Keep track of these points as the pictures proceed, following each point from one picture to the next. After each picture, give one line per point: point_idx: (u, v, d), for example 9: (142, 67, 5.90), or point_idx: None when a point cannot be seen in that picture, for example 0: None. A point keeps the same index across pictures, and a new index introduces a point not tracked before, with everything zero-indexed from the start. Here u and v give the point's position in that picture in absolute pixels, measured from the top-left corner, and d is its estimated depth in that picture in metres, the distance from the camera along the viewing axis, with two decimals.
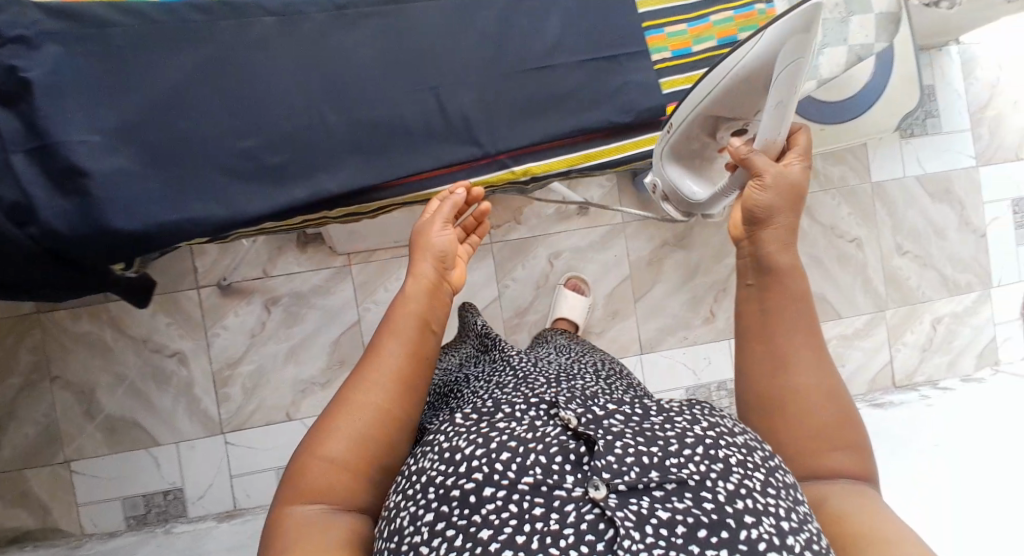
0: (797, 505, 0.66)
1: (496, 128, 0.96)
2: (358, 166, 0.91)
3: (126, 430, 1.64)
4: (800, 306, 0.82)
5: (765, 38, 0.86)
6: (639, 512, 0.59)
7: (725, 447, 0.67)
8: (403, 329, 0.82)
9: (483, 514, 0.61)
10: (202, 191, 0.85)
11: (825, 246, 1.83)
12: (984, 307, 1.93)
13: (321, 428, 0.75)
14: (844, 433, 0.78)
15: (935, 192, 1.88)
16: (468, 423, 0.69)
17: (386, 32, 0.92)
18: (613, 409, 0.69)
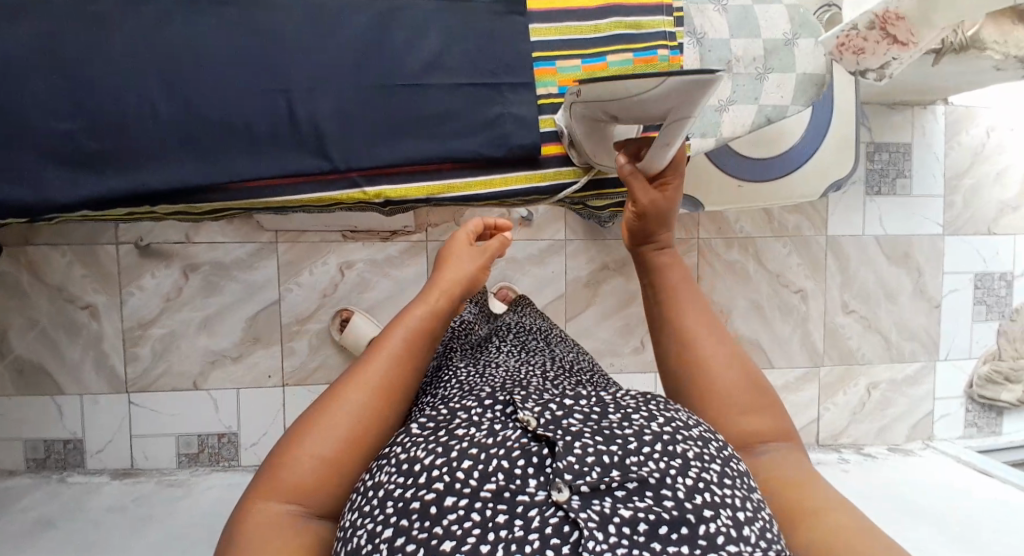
0: (755, 493, 0.58)
1: (350, 142, 0.81)
2: (188, 164, 0.77)
3: (33, 374, 1.63)
4: (691, 288, 0.78)
5: (666, 82, 0.69)
6: (602, 513, 0.51)
7: (681, 441, 0.58)
8: (415, 342, 0.70)
9: (444, 525, 0.50)
10: (7, 170, 0.73)
11: (768, 294, 1.77)
12: (926, 379, 1.86)
13: (308, 426, 0.64)
14: (758, 396, 0.71)
15: (893, 255, 1.82)
16: (425, 432, 0.59)
17: (241, 20, 0.78)
18: (572, 407, 0.60)
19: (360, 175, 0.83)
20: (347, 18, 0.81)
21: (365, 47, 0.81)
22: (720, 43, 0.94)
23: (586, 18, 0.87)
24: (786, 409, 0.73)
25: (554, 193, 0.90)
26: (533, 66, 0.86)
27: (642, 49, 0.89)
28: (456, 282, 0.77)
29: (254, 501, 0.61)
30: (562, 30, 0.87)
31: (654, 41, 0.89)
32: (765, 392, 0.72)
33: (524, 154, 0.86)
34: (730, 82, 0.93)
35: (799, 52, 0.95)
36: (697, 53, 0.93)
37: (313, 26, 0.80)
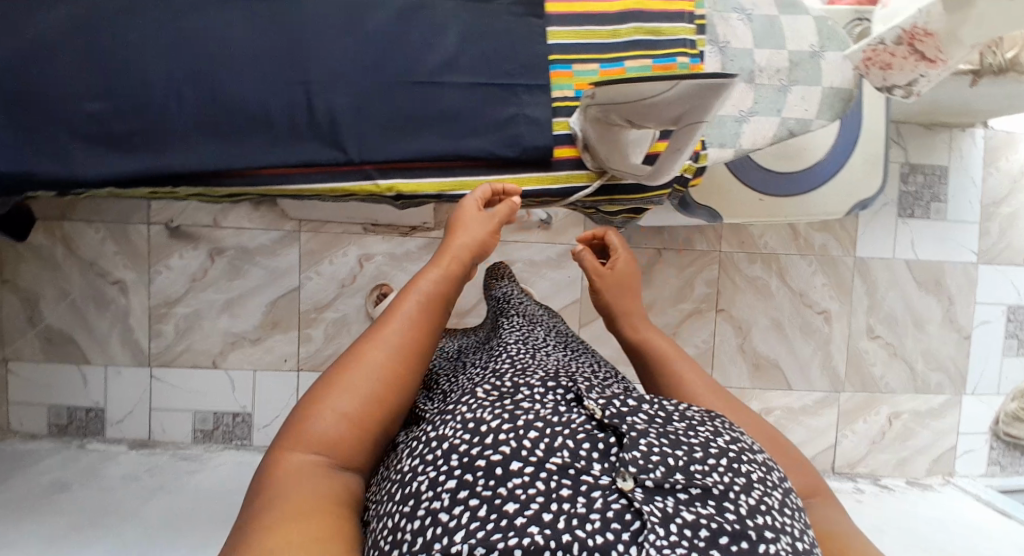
0: (810, 531, 0.57)
1: (365, 137, 0.83)
2: (213, 150, 0.80)
3: (62, 343, 1.70)
4: (686, 358, 0.84)
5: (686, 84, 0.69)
6: (664, 510, 0.51)
7: (747, 462, 0.58)
8: (427, 305, 0.70)
9: (508, 487, 0.52)
10: (45, 146, 0.77)
11: (791, 313, 1.73)
12: (951, 412, 1.81)
13: (333, 382, 0.63)
14: (777, 446, 0.75)
15: (923, 282, 1.76)
16: (490, 397, 0.61)
17: (269, 13, 0.80)
18: (638, 406, 0.61)
19: (374, 168, 0.84)
20: (371, 14, 0.83)
21: (390, 44, 0.83)
22: (744, 53, 0.90)
23: (603, 22, 0.86)
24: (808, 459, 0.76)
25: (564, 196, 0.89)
26: (549, 69, 0.85)
27: (661, 55, 0.86)
28: (464, 247, 0.77)
29: (283, 452, 0.60)
30: (579, 34, 0.86)
31: (674, 48, 0.87)
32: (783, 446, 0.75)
33: (537, 157, 0.86)
34: (753, 93, 0.91)
35: (827, 65, 0.93)
36: (720, 62, 0.90)
37: (339, 22, 0.82)
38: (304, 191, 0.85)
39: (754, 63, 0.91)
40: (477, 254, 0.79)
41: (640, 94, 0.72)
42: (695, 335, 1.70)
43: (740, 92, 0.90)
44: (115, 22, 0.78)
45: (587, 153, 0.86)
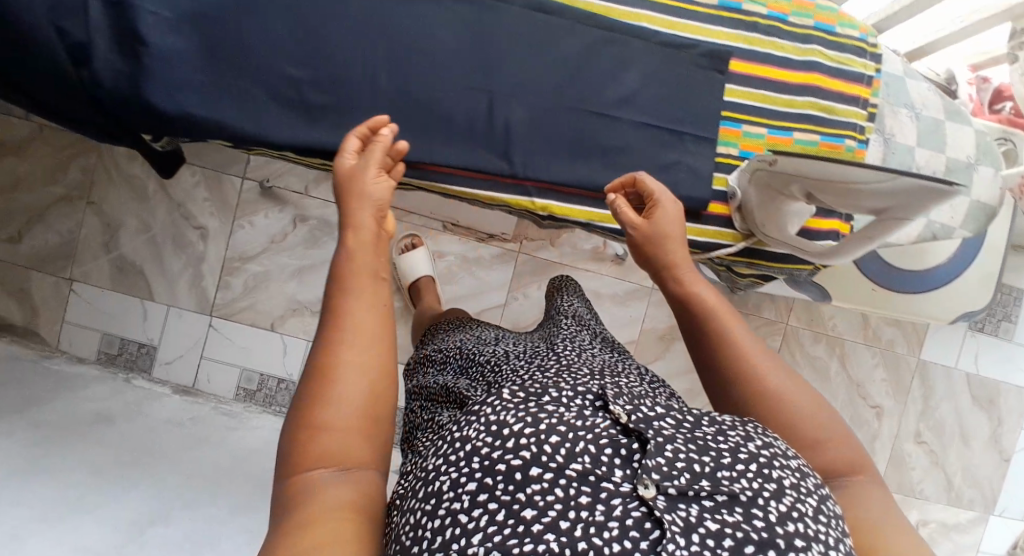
0: (847, 539, 0.56)
1: (534, 153, 0.85)
2: (390, 135, 0.83)
3: (131, 274, 1.73)
4: (734, 317, 0.73)
5: (909, 185, 0.69)
6: (687, 519, 0.51)
7: (778, 467, 0.57)
8: (356, 284, 0.64)
9: (527, 493, 0.52)
10: (240, 100, 0.80)
11: (844, 401, 1.74)
12: (978, 530, 1.79)
13: (317, 387, 0.59)
14: (821, 426, 0.67)
15: (978, 397, 1.76)
16: (516, 400, 0.58)
17: (469, 17, 0.83)
18: (665, 412, 0.61)
19: (533, 186, 0.87)
20: (566, 39, 0.85)
21: (578, 71, 0.85)
22: (905, 149, 0.93)
23: (782, 91, 0.88)
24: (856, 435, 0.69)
25: (706, 251, 0.90)
26: (719, 124, 0.88)
27: (830, 133, 0.89)
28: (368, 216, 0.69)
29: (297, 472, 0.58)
30: (757, 97, 0.88)
31: (844, 129, 0.90)
32: (833, 422, 0.68)
33: (689, 207, 0.87)
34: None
35: (977, 177, 0.96)
36: (882, 152, 0.93)
37: (534, 39, 0.85)
38: (465, 194, 0.87)
39: (917, 161, 0.94)
40: (389, 206, 0.71)
41: (849, 178, 0.72)
42: None
43: None
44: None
45: (737, 213, 0.87)
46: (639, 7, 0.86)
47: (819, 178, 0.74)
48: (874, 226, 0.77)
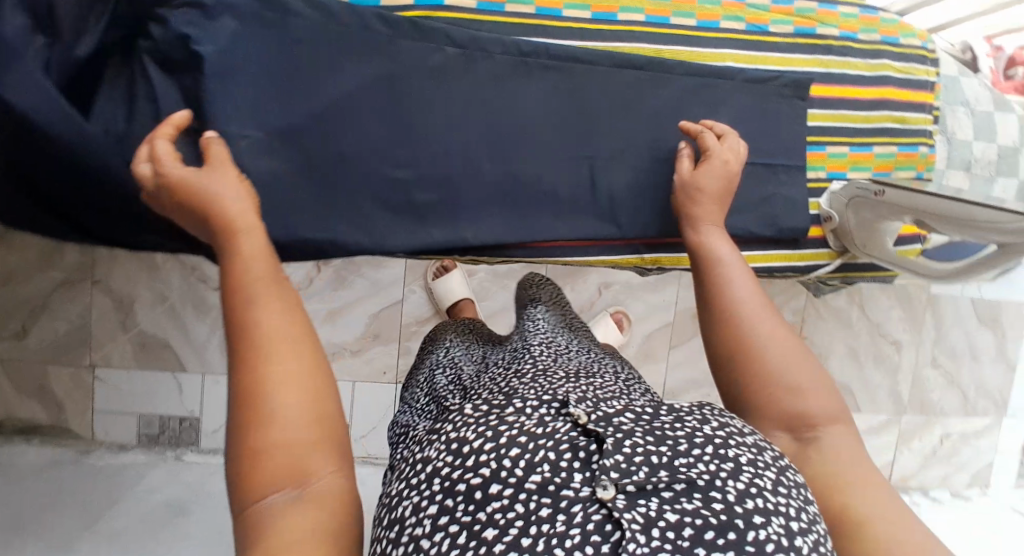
0: (812, 507, 0.54)
1: (642, 212, 0.85)
2: (500, 220, 0.82)
3: (156, 349, 1.65)
4: (738, 268, 0.72)
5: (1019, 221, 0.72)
6: (647, 515, 0.47)
7: (734, 446, 0.54)
8: (258, 291, 0.58)
9: (488, 512, 0.49)
10: (352, 213, 0.77)
11: (867, 342, 1.88)
12: (992, 434, 1.98)
13: (246, 410, 0.53)
14: (800, 372, 0.64)
15: (983, 317, 1.91)
16: (478, 414, 0.58)
17: (559, 86, 0.82)
18: (624, 408, 0.58)
19: (642, 243, 0.88)
20: (654, 91, 0.85)
21: (669, 122, 0.85)
22: (965, 144, 1.03)
23: (859, 108, 0.93)
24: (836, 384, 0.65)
25: (807, 272, 0.95)
26: (809, 149, 0.92)
27: (906, 144, 0.96)
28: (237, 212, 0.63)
29: (245, 508, 0.51)
30: (837, 116, 0.93)
31: (918, 137, 0.97)
32: (814, 373, 0.64)
33: (791, 235, 0.90)
34: (968, 179, 1.04)
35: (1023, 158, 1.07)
36: (946, 152, 1.02)
37: (624, 97, 0.84)
38: (577, 262, 0.88)
39: (978, 153, 1.04)
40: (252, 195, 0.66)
41: (962, 209, 0.77)
42: None
43: (960, 180, 1.03)
44: (422, 89, 0.78)
45: (831, 233, 0.93)
46: (722, 45, 0.89)
47: (928, 206, 0.80)
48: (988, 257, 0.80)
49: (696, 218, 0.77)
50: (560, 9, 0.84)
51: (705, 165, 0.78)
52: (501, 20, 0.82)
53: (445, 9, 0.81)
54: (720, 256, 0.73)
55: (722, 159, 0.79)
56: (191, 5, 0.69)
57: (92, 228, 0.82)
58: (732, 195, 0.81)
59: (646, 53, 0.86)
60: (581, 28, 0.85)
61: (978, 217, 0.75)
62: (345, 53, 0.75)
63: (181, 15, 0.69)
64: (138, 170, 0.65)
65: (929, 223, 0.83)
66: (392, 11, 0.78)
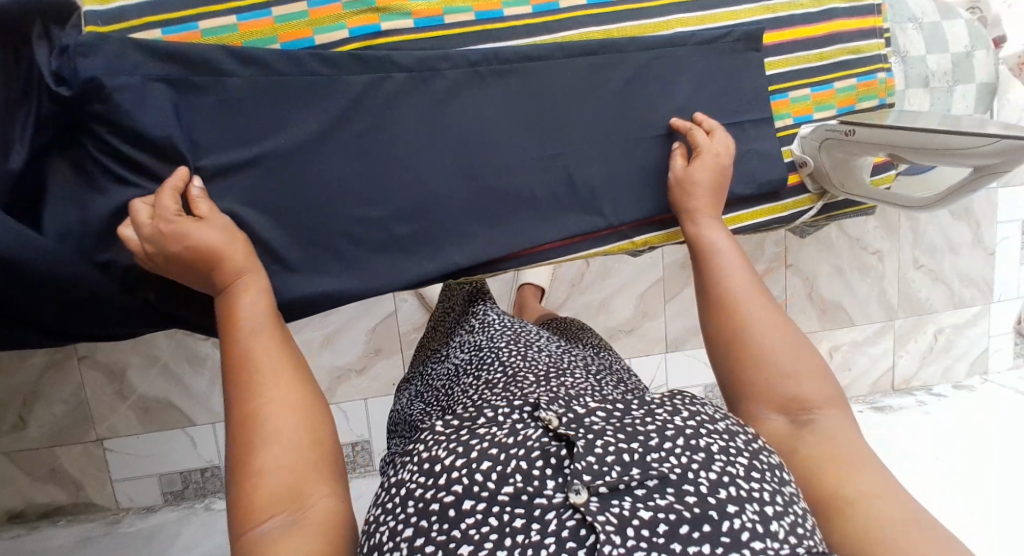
0: (785, 484, 0.60)
1: (621, 198, 0.85)
2: (483, 236, 0.81)
3: (160, 409, 1.63)
4: (731, 253, 0.78)
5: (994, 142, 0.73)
6: (621, 515, 0.51)
7: (704, 436, 0.60)
8: (263, 326, 0.64)
9: (462, 529, 0.52)
10: (336, 260, 0.76)
11: (850, 257, 1.92)
12: (982, 320, 2.05)
13: (243, 446, 0.57)
14: (799, 360, 0.71)
15: (956, 210, 1.95)
16: (448, 432, 0.62)
17: (512, 88, 0.80)
18: (595, 406, 0.62)
19: (629, 227, 0.88)
20: (610, 75, 0.83)
21: (629, 104, 0.84)
22: (920, 60, 1.04)
23: (813, 47, 0.93)
24: (833, 372, 0.72)
25: (793, 220, 0.96)
26: (771, 100, 0.92)
27: (864, 73, 0.96)
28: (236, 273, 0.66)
29: (244, 540, 0.54)
30: (792, 60, 0.92)
31: (875, 65, 0.97)
32: (817, 361, 0.72)
33: (770, 189, 0.91)
34: (929, 95, 1.05)
35: (977, 62, 1.09)
36: (904, 72, 1.03)
37: (580, 87, 0.82)
38: (567, 260, 0.87)
39: (936, 65, 1.05)
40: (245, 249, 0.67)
41: (934, 138, 0.78)
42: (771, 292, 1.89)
43: (922, 98, 1.05)
44: (379, 121, 0.76)
45: (809, 177, 0.93)
46: (666, 13, 0.87)
47: (899, 141, 0.81)
48: (960, 187, 0.81)
49: (693, 212, 0.82)
50: (500, 9, 0.81)
51: (699, 159, 0.82)
52: (444, 34, 0.79)
53: (383, 34, 0.76)
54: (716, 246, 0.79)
55: (714, 153, 0.82)
56: (119, 90, 0.66)
57: (82, 335, 0.80)
58: (726, 188, 0.84)
59: (597, 37, 0.84)
60: (524, 24, 0.82)
61: (952, 145, 0.77)
62: (294, 101, 0.73)
63: (110, 102, 0.66)
64: (137, 213, 0.65)
65: (902, 156, 0.83)
66: (329, 49, 0.75)
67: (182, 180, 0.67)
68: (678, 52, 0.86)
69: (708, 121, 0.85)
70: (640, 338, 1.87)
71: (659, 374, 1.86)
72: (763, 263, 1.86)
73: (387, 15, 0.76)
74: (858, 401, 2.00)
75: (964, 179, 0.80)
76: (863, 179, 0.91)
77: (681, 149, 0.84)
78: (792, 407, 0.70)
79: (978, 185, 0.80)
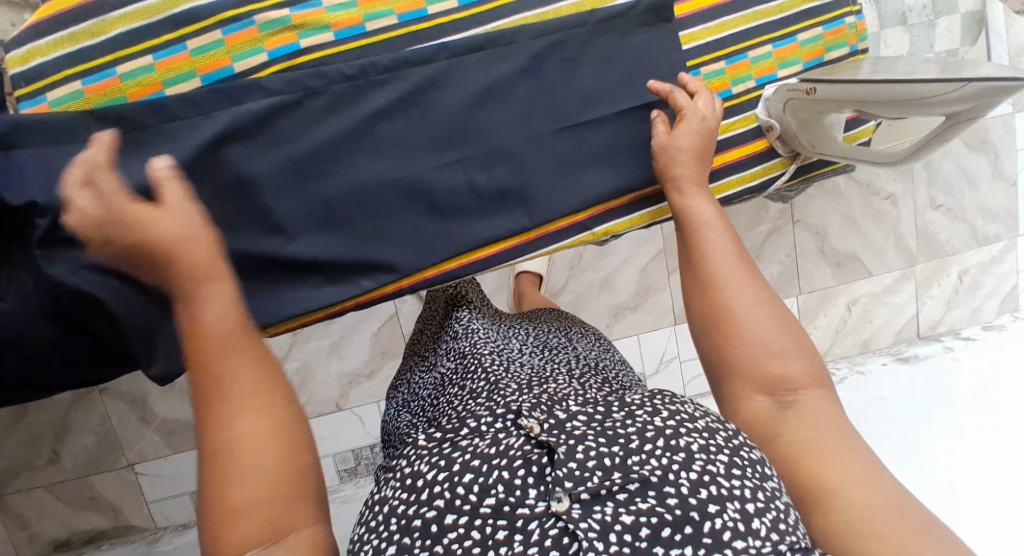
0: (770, 476, 0.59)
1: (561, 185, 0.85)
2: (429, 240, 0.82)
3: (183, 431, 1.68)
4: (720, 230, 0.75)
5: (960, 89, 0.68)
6: (603, 520, 0.51)
7: (685, 434, 0.58)
8: (224, 339, 0.59)
9: (445, 544, 0.53)
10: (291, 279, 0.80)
11: (861, 205, 1.84)
12: (1009, 255, 1.95)
13: (213, 473, 0.55)
14: (788, 340, 0.69)
15: (972, 142, 1.84)
16: (431, 445, 0.62)
17: (435, 85, 0.80)
18: (575, 410, 0.60)
19: (588, 217, 0.88)
20: (536, 63, 0.82)
21: (564, 89, 0.84)
22: None
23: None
24: (817, 350, 0.70)
25: (765, 188, 0.92)
26: (728, 63, 0.88)
27: (829, 20, 0.90)
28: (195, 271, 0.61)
29: None
30: (749, 17, 0.88)
31: (842, 9, 0.91)
32: (801, 342, 0.70)
33: (726, 158, 0.88)
34: (907, 34, 0.99)
35: None
36: (876, 13, 0.97)
37: (509, 79, 0.82)
38: (528, 258, 0.88)
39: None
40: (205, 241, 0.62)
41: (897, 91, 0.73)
42: (779, 251, 1.83)
43: (898, 38, 0.99)
44: (317, 136, 0.78)
45: (778, 141, 0.89)
46: None
47: (861, 94, 0.76)
48: (931, 138, 0.76)
49: (678, 179, 0.80)
50: (423, 8, 0.81)
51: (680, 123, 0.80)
52: (367, 42, 0.80)
53: (303, 51, 0.78)
54: (703, 220, 0.76)
55: (695, 116, 0.80)
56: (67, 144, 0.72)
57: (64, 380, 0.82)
58: (712, 150, 0.82)
59: (530, 22, 0.84)
60: (448, 22, 0.82)
61: (916, 94, 0.72)
62: (223, 128, 0.75)
63: (58, 153, 0.72)
64: (74, 201, 0.62)
65: (871, 111, 0.79)
66: (250, 76, 0.77)
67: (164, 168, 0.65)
68: (606, 29, 0.84)
69: (691, 78, 0.83)
70: (646, 314, 1.85)
71: (671, 346, 1.84)
72: (768, 223, 1.80)
73: (304, 32, 0.78)
74: (881, 352, 1.95)
75: (934, 130, 0.75)
76: (834, 140, 0.86)
77: (659, 117, 0.84)
78: (777, 389, 0.67)
79: (949, 135, 0.75)
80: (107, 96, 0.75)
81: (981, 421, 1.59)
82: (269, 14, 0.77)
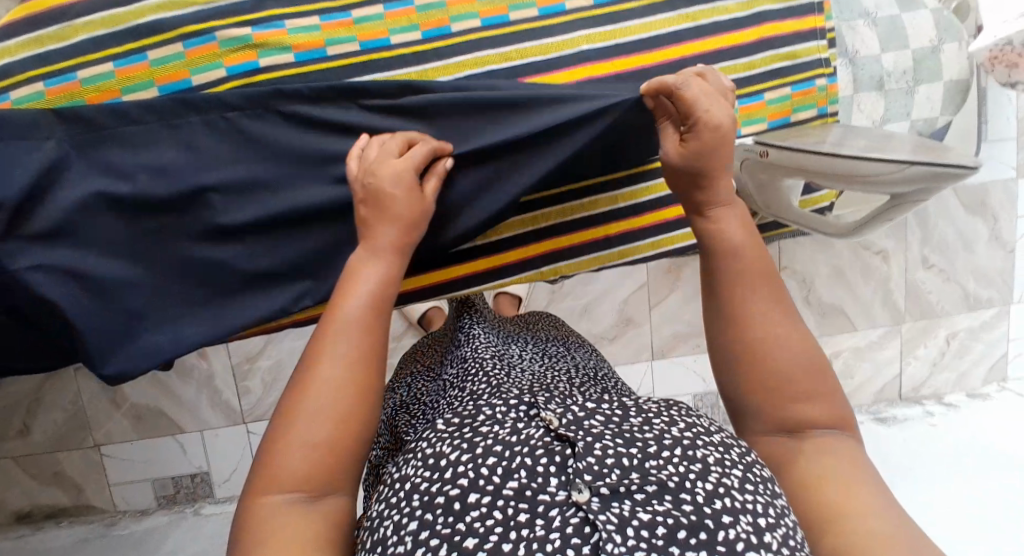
0: (779, 501, 0.56)
1: None
2: None
3: (152, 417, 1.70)
4: (760, 256, 0.69)
5: (907, 171, 0.69)
6: (621, 515, 0.48)
7: (702, 447, 0.56)
8: (352, 307, 0.65)
9: (466, 522, 0.49)
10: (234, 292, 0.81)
11: (851, 258, 1.82)
12: (1001, 323, 1.91)
13: (285, 412, 0.60)
14: (818, 380, 0.66)
15: (970, 204, 1.81)
16: (451, 429, 0.58)
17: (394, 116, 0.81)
18: (593, 408, 0.58)
19: (538, 256, 0.92)
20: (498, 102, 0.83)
21: None
22: (872, 61, 0.97)
23: (739, 56, 0.88)
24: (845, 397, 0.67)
25: None
26: None
27: (798, 82, 0.91)
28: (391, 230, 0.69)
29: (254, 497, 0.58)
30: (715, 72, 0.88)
31: (811, 71, 0.91)
32: (825, 377, 0.66)
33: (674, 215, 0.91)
34: (883, 99, 0.98)
35: (945, 57, 1.01)
36: (851, 76, 0.96)
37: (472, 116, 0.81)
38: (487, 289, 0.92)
39: (893, 65, 0.97)
40: (416, 222, 0.71)
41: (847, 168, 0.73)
42: None
43: (873, 102, 0.98)
44: (270, 155, 0.79)
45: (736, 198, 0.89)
46: (564, 34, 0.86)
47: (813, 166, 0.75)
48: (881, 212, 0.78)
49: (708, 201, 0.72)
50: (387, 37, 0.82)
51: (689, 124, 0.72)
52: (326, 66, 0.80)
53: (263, 70, 0.79)
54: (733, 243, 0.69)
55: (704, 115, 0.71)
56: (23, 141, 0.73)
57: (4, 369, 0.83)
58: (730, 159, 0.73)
59: (494, 60, 0.84)
60: (412, 53, 0.83)
61: (862, 172, 0.72)
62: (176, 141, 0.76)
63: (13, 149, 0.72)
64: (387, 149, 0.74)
65: (818, 181, 0.78)
66: (204, 91, 0.78)
67: (431, 146, 0.76)
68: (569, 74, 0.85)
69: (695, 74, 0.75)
70: (624, 346, 1.84)
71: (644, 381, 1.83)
72: None
73: (264, 51, 0.79)
74: (860, 410, 1.91)
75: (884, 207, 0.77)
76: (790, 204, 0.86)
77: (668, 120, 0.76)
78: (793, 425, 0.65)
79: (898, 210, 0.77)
80: (66, 99, 0.76)
81: (950, 491, 1.55)
82: (230, 32, 0.78)
